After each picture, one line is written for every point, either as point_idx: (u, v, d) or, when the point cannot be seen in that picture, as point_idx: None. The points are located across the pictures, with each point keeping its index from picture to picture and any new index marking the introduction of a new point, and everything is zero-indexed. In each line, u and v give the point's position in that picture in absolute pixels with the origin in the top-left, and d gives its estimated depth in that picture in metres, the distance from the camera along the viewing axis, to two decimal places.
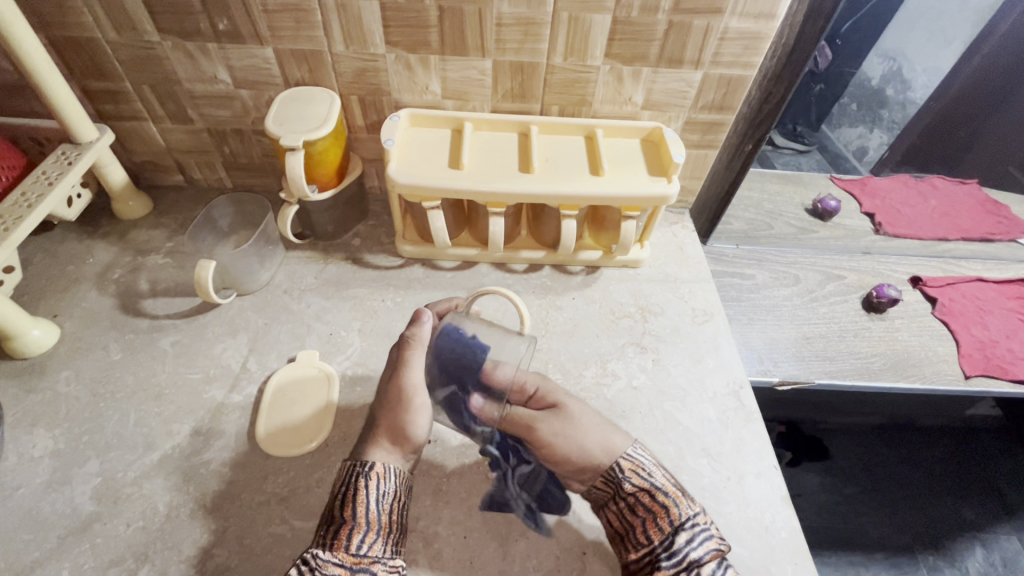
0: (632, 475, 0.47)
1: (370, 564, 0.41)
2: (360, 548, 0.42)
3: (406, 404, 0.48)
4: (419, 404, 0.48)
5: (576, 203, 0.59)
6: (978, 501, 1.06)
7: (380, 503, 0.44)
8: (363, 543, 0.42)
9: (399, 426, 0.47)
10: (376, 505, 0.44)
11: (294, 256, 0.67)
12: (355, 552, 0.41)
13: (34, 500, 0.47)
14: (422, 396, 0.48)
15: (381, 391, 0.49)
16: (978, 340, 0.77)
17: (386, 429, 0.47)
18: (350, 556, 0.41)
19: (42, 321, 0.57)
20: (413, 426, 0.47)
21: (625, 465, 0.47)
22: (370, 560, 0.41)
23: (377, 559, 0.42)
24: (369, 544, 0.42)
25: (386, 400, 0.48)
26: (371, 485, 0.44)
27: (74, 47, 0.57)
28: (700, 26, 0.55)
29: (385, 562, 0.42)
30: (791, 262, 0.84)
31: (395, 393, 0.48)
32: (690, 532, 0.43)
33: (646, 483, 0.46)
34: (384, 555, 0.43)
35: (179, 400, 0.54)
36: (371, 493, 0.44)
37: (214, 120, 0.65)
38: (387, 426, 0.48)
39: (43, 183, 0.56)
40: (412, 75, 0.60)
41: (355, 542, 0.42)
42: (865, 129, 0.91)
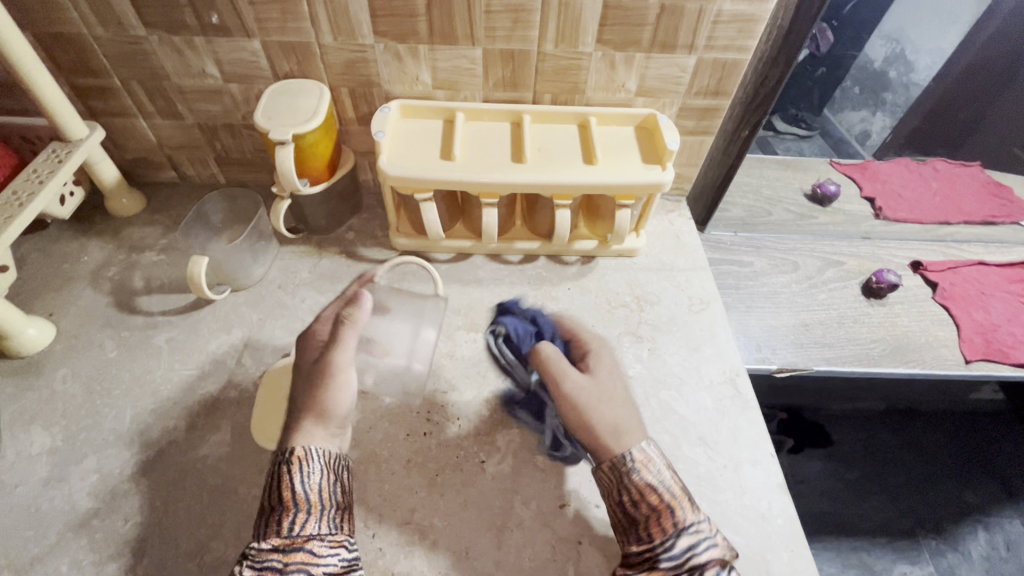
0: (641, 469, 0.44)
1: (305, 542, 0.40)
2: (291, 529, 0.41)
3: (328, 380, 0.47)
4: (345, 378, 0.48)
5: (570, 192, 0.59)
6: (981, 485, 1.06)
7: (308, 482, 0.43)
8: (296, 525, 0.41)
9: (319, 402, 0.46)
10: (304, 485, 0.43)
11: (288, 250, 0.67)
12: (287, 534, 0.40)
13: (32, 496, 0.48)
14: (345, 374, 0.48)
15: (303, 373, 0.49)
16: (980, 324, 0.76)
17: (306, 411, 0.46)
18: (283, 538, 0.40)
19: (37, 319, 0.57)
20: (334, 403, 0.47)
21: (638, 458, 0.45)
22: (304, 539, 0.40)
23: (313, 537, 0.41)
24: (301, 524, 0.41)
25: (306, 378, 0.48)
26: (295, 468, 0.43)
27: (60, 43, 0.57)
28: (693, 9, 0.54)
29: (323, 539, 0.41)
30: (790, 248, 0.83)
31: (319, 368, 0.48)
32: (687, 537, 0.42)
33: (650, 481, 0.44)
34: (322, 531, 0.41)
35: (175, 396, 0.54)
36: (295, 476, 0.43)
37: (204, 115, 0.65)
38: (309, 405, 0.47)
39: (34, 181, 0.56)
40: (401, 66, 0.60)
41: (287, 524, 0.41)
42: (865, 113, 0.90)
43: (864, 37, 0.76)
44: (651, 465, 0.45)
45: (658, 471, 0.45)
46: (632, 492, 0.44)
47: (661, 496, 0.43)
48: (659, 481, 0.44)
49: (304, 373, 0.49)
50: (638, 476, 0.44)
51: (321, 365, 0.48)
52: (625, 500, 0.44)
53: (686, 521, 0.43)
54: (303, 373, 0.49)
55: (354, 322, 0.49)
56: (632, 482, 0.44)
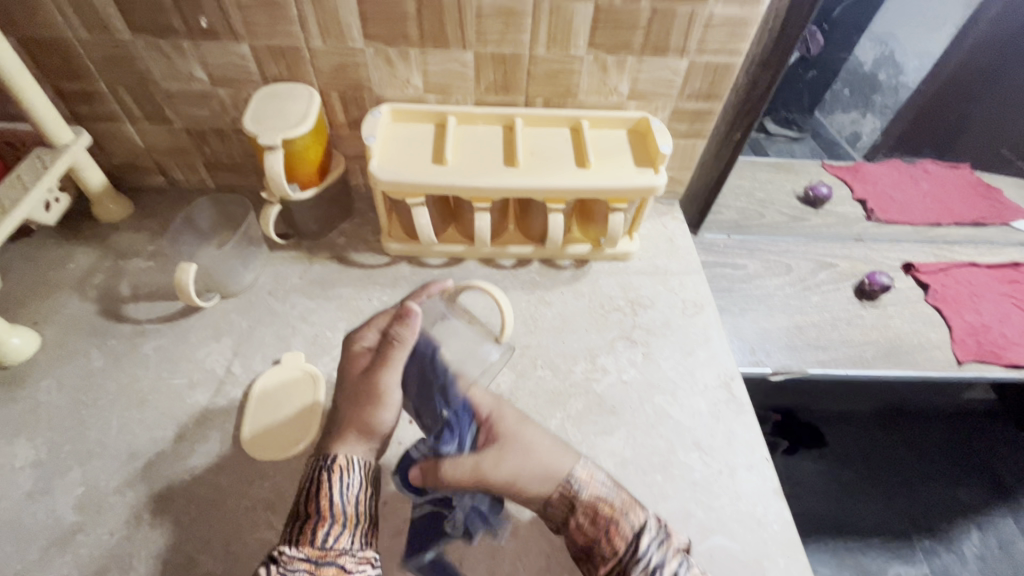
0: (585, 485, 0.44)
1: (337, 556, 0.39)
2: (326, 541, 0.40)
3: (378, 398, 0.46)
4: (393, 397, 0.46)
5: (563, 196, 0.58)
6: (973, 484, 1.07)
7: (347, 495, 0.42)
8: (330, 537, 0.40)
9: (366, 418, 0.45)
10: (342, 497, 0.42)
11: (278, 256, 0.66)
12: (320, 546, 0.39)
13: (16, 511, 0.47)
14: (396, 393, 0.47)
15: (351, 383, 0.47)
16: (971, 325, 0.77)
17: (352, 425, 0.45)
18: (316, 550, 0.39)
19: (21, 329, 0.56)
20: (381, 420, 0.46)
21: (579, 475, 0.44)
22: (337, 553, 0.39)
23: (345, 551, 0.40)
24: (335, 537, 0.40)
25: (356, 392, 0.47)
26: (336, 478, 0.42)
27: (44, 47, 0.56)
28: (684, 13, 0.54)
29: (353, 555, 0.40)
30: (783, 251, 0.83)
31: (369, 384, 0.46)
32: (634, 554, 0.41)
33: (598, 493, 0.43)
34: (353, 547, 0.41)
35: (163, 406, 0.53)
36: (336, 486, 0.42)
37: (193, 119, 0.64)
38: (356, 421, 0.46)
39: (18, 188, 0.55)
40: (392, 70, 0.59)
41: (321, 535, 0.40)
42: (854, 114, 0.92)
43: (854, 40, 0.76)
44: (593, 483, 0.44)
45: (593, 491, 0.43)
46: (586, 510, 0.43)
47: (597, 519, 0.42)
48: (592, 493, 0.43)
49: (351, 387, 0.47)
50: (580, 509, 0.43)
51: (369, 382, 0.46)
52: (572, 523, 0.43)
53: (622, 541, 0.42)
54: (350, 387, 0.47)
55: (404, 343, 0.47)
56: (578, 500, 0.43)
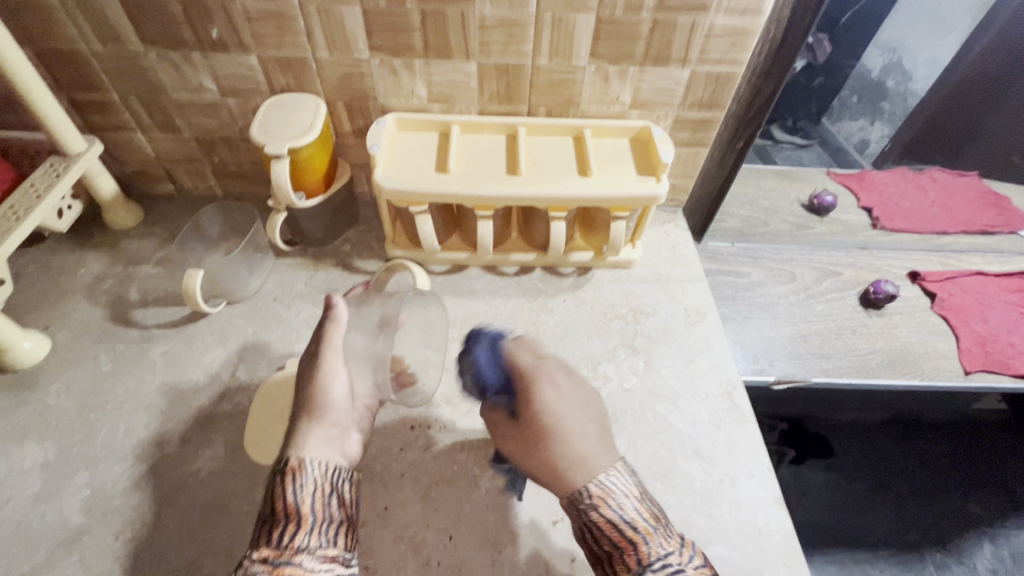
0: (624, 485, 0.41)
1: (295, 556, 0.37)
2: (282, 541, 0.38)
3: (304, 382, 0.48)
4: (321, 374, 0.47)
5: (565, 204, 0.59)
6: (985, 496, 1.05)
7: (301, 494, 0.41)
8: (285, 537, 0.38)
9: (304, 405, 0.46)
10: (298, 496, 0.40)
11: (284, 262, 0.67)
12: (278, 547, 0.38)
13: (24, 512, 0.48)
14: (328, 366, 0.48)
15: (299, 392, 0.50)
16: (979, 334, 0.76)
17: (301, 416, 0.45)
18: (271, 551, 0.37)
19: (33, 333, 0.57)
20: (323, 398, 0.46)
21: (622, 471, 0.42)
22: (294, 552, 0.38)
23: (303, 551, 0.38)
24: (291, 537, 0.38)
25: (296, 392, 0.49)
26: (288, 479, 0.41)
27: (59, 59, 0.57)
28: (685, 23, 0.55)
29: (313, 553, 0.38)
30: (787, 259, 0.83)
31: (298, 380, 0.49)
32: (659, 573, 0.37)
33: (632, 500, 0.40)
34: (313, 545, 0.39)
35: (169, 410, 0.54)
36: (288, 487, 0.41)
37: (202, 128, 0.65)
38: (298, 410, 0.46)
39: (31, 196, 0.56)
40: (397, 80, 0.60)
41: (280, 537, 0.38)
42: (863, 122, 0.90)
43: (859, 48, 0.76)
44: (612, 495, 0.40)
45: (624, 491, 0.41)
46: (625, 514, 0.39)
47: (624, 527, 0.39)
48: (628, 504, 0.40)
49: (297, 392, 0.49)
50: (599, 511, 0.40)
51: (308, 374, 0.47)
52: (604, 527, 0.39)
53: (654, 553, 0.38)
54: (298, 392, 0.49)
55: (330, 325, 0.49)
56: (618, 502, 0.40)
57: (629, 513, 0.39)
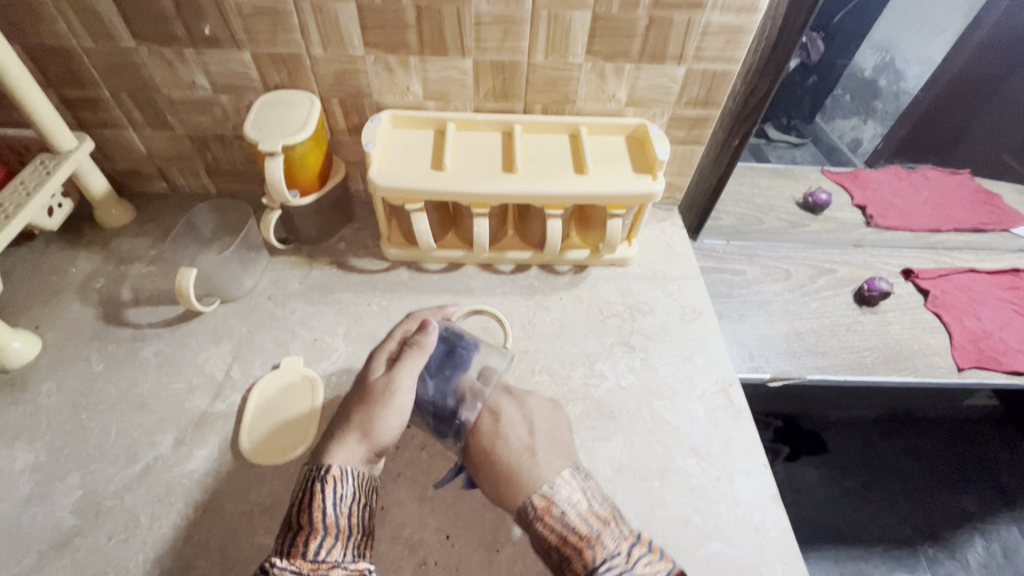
0: (563, 493, 0.43)
1: (330, 569, 0.39)
2: (318, 553, 0.39)
3: (382, 401, 0.47)
4: (395, 403, 0.47)
5: (561, 202, 0.59)
6: (977, 491, 1.06)
7: (338, 506, 0.42)
8: (322, 549, 0.39)
9: (368, 421, 0.46)
10: (335, 508, 0.42)
11: (278, 261, 0.67)
12: (313, 558, 0.39)
13: (15, 514, 0.47)
14: (399, 397, 0.47)
15: (358, 393, 0.49)
16: (971, 331, 0.76)
17: (355, 426, 0.46)
18: (308, 562, 0.38)
19: (23, 332, 0.56)
20: (384, 427, 0.46)
21: (560, 482, 0.44)
22: (329, 566, 0.39)
23: (337, 564, 0.39)
24: (327, 550, 0.40)
25: (361, 397, 0.48)
26: (328, 489, 0.42)
27: (49, 55, 0.57)
28: (681, 20, 0.54)
29: (345, 567, 0.39)
30: (782, 257, 0.83)
31: (371, 390, 0.48)
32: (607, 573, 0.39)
33: (572, 507, 0.42)
34: (345, 559, 0.40)
35: (162, 410, 0.53)
36: (328, 497, 0.42)
37: (195, 126, 0.65)
38: (359, 422, 0.47)
39: (21, 194, 0.56)
40: (392, 77, 0.60)
41: (314, 547, 0.39)
42: (856, 121, 0.91)
43: (853, 47, 0.76)
44: (555, 504, 0.42)
45: (568, 500, 0.43)
46: (565, 523, 0.42)
47: (569, 535, 0.41)
48: (573, 513, 0.42)
49: (358, 394, 0.49)
50: (544, 523, 0.42)
51: (382, 385, 0.48)
52: (546, 537, 0.42)
53: (600, 557, 0.39)
54: (357, 394, 0.49)
55: (421, 348, 0.49)
56: (558, 512, 0.42)
57: (573, 522, 0.41)
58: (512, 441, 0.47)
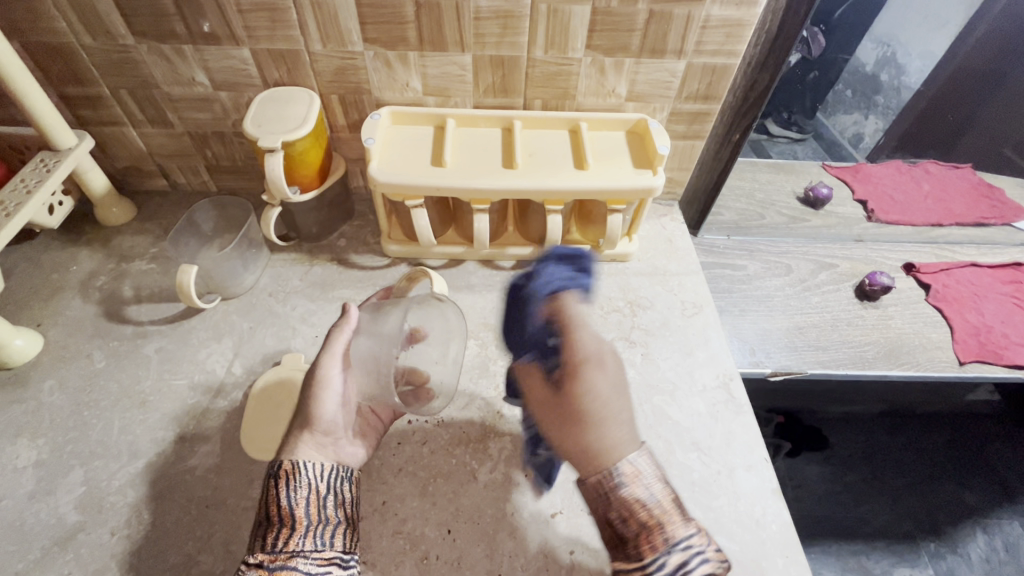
0: (641, 475, 0.37)
1: (289, 560, 0.38)
2: (274, 546, 0.39)
3: (313, 386, 0.47)
4: (324, 384, 0.47)
5: (561, 197, 0.58)
6: (978, 486, 1.06)
7: (295, 497, 0.42)
8: (279, 541, 0.40)
9: (307, 410, 0.46)
10: (291, 499, 0.41)
11: (279, 258, 0.67)
12: (271, 551, 0.39)
13: (18, 510, 0.47)
14: (326, 377, 0.47)
15: (303, 394, 0.49)
16: (973, 325, 0.76)
17: (296, 419, 0.46)
18: (266, 555, 0.39)
19: (25, 330, 0.56)
20: (318, 407, 0.46)
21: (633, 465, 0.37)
22: (287, 556, 0.39)
23: (297, 554, 0.39)
24: (285, 541, 0.40)
25: (300, 393, 0.48)
26: (281, 482, 0.42)
27: (48, 53, 0.57)
28: (681, 14, 0.54)
29: (307, 556, 0.39)
30: (782, 252, 0.83)
31: (305, 382, 0.48)
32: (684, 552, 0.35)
33: (644, 489, 0.37)
34: (307, 548, 0.40)
35: (164, 407, 0.54)
36: (282, 491, 0.42)
37: (195, 123, 0.65)
38: (299, 416, 0.46)
39: (21, 191, 0.56)
40: (391, 73, 0.60)
41: (272, 541, 0.40)
42: (857, 116, 0.92)
43: (853, 41, 0.76)
44: (646, 473, 0.37)
45: (652, 470, 0.37)
46: (636, 502, 0.36)
47: (644, 513, 0.36)
48: (649, 489, 0.37)
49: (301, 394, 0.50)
50: (621, 494, 0.36)
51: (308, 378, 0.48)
52: (615, 513, 0.36)
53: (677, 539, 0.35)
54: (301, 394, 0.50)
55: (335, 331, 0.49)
56: (628, 490, 0.36)
57: (646, 502, 0.36)
58: (602, 419, 0.38)
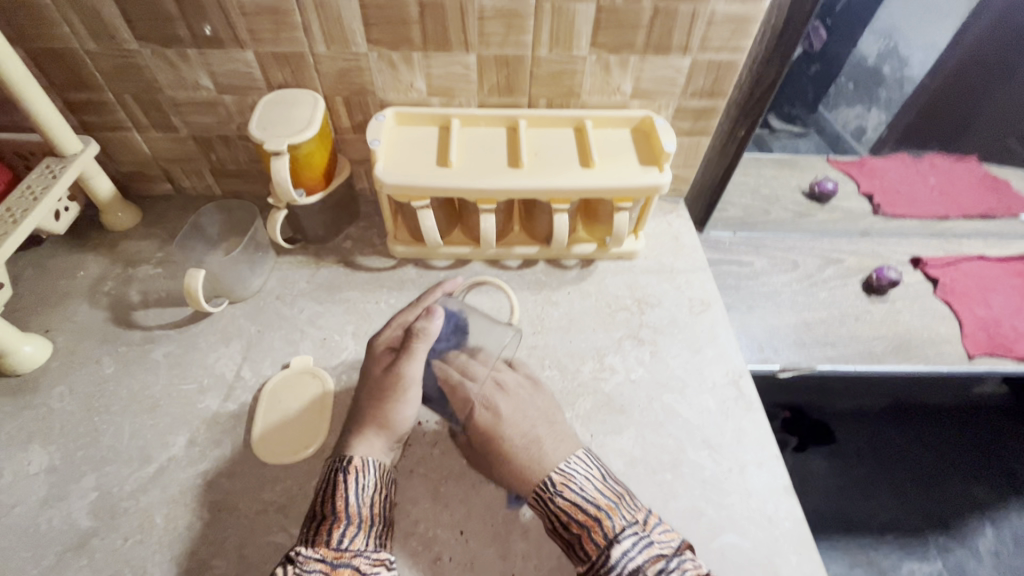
0: (562, 487, 0.43)
1: (352, 558, 0.39)
2: (341, 542, 0.40)
3: (399, 394, 0.46)
4: (412, 395, 0.47)
5: (568, 197, 0.58)
6: (987, 479, 1.06)
7: (360, 496, 0.42)
8: (345, 538, 0.40)
9: (388, 414, 0.46)
10: (357, 498, 0.42)
11: (285, 261, 0.67)
12: (336, 547, 0.39)
13: (30, 516, 0.47)
14: (414, 389, 0.47)
15: (368, 387, 0.48)
16: (982, 318, 0.76)
17: (372, 420, 0.46)
18: (331, 550, 0.39)
19: (34, 337, 0.56)
20: (400, 417, 0.46)
21: (555, 477, 0.44)
22: (352, 554, 0.40)
23: (359, 553, 0.40)
24: (350, 538, 0.40)
25: (375, 392, 0.47)
26: (351, 478, 0.43)
27: (53, 59, 0.57)
28: (686, 10, 0.54)
29: (367, 556, 0.40)
30: (789, 247, 0.83)
31: (387, 382, 0.47)
32: (627, 542, 0.41)
33: (576, 497, 0.43)
34: (367, 548, 0.41)
35: (174, 411, 0.54)
36: (350, 486, 0.42)
37: (199, 127, 0.64)
38: (375, 418, 0.46)
39: (28, 198, 0.56)
40: (396, 74, 0.60)
41: (337, 536, 0.40)
42: (860, 109, 0.89)
43: (858, 34, 0.75)
44: (572, 483, 0.44)
45: (584, 475, 0.44)
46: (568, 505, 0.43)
47: (586, 508, 0.42)
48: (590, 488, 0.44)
49: (367, 387, 0.48)
50: (563, 496, 0.43)
51: (390, 376, 0.47)
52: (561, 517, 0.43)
53: (618, 527, 0.41)
54: (367, 387, 0.48)
55: (426, 335, 0.47)
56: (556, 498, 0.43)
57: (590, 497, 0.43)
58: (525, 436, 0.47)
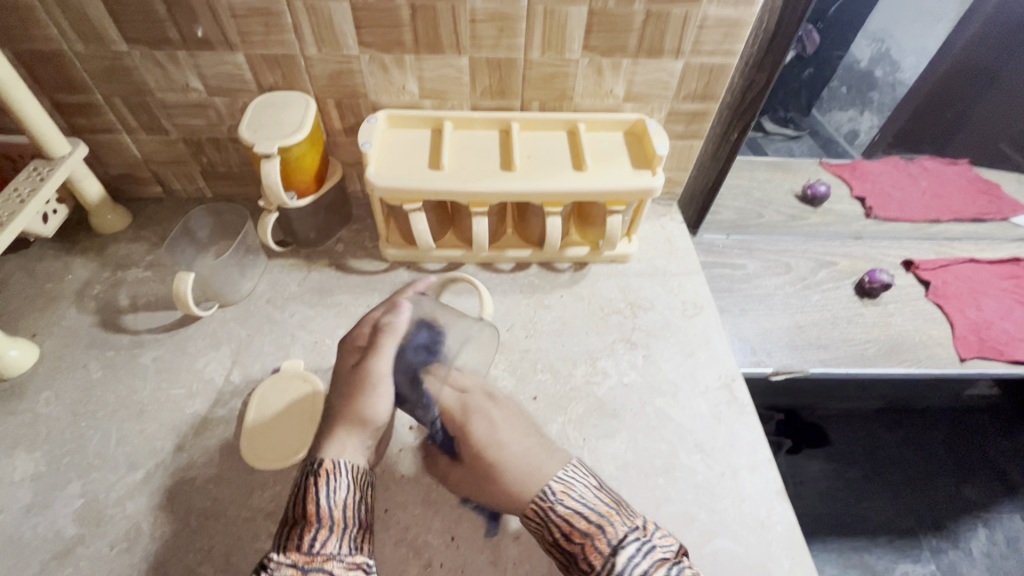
0: (562, 498, 0.42)
1: (325, 562, 0.38)
2: (313, 546, 0.39)
3: (369, 388, 0.46)
4: (382, 390, 0.47)
5: (561, 200, 0.58)
6: (980, 481, 1.06)
7: (333, 499, 0.42)
8: (317, 542, 0.39)
9: (359, 410, 0.46)
10: (328, 500, 0.41)
11: (276, 264, 0.66)
12: (308, 551, 0.38)
13: (14, 524, 0.47)
14: (385, 384, 0.47)
15: (342, 384, 0.48)
16: (973, 321, 0.76)
17: (343, 416, 0.46)
18: (303, 555, 0.38)
19: (20, 341, 0.55)
20: (371, 411, 0.46)
21: (556, 487, 0.43)
22: (324, 559, 0.39)
23: (333, 557, 0.39)
24: (322, 542, 0.39)
25: (346, 388, 0.47)
26: (322, 482, 0.42)
27: (40, 60, 0.56)
28: (678, 14, 0.54)
29: (342, 559, 0.39)
30: (782, 250, 0.83)
31: (358, 378, 0.47)
32: (630, 548, 0.39)
33: (576, 506, 0.41)
34: (341, 551, 0.40)
35: (163, 417, 0.53)
36: (321, 490, 0.42)
37: (189, 129, 0.64)
38: (346, 414, 0.46)
39: (15, 201, 0.55)
40: (387, 76, 0.59)
41: (308, 540, 0.39)
42: (853, 112, 0.90)
43: (850, 39, 0.76)
44: (573, 491, 0.42)
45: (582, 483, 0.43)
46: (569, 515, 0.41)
47: (588, 516, 0.41)
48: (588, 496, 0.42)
49: (341, 385, 0.48)
50: (564, 505, 0.42)
51: (360, 372, 0.47)
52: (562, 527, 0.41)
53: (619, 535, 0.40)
54: (340, 385, 0.48)
55: (392, 331, 0.49)
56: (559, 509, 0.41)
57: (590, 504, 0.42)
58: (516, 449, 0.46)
